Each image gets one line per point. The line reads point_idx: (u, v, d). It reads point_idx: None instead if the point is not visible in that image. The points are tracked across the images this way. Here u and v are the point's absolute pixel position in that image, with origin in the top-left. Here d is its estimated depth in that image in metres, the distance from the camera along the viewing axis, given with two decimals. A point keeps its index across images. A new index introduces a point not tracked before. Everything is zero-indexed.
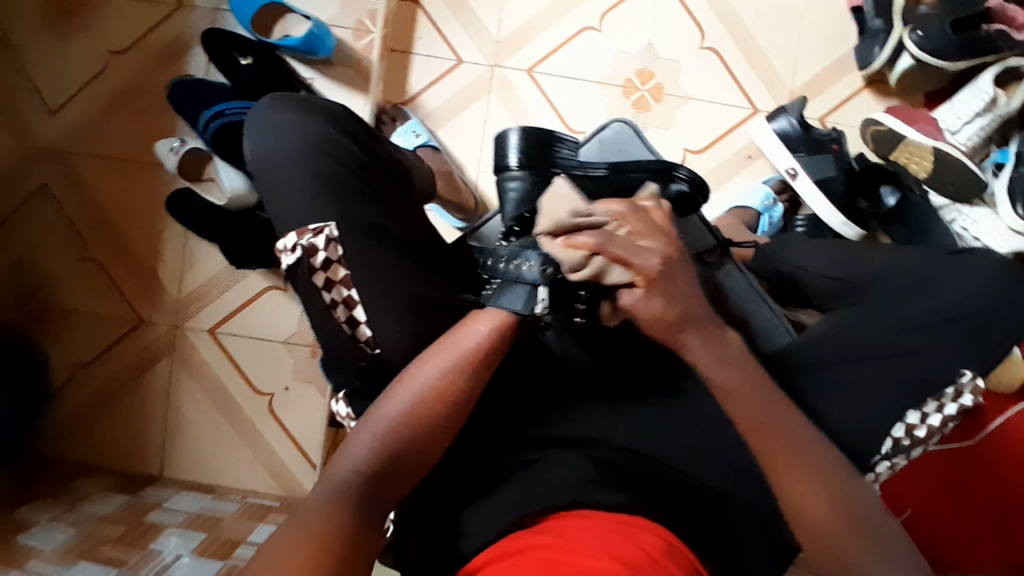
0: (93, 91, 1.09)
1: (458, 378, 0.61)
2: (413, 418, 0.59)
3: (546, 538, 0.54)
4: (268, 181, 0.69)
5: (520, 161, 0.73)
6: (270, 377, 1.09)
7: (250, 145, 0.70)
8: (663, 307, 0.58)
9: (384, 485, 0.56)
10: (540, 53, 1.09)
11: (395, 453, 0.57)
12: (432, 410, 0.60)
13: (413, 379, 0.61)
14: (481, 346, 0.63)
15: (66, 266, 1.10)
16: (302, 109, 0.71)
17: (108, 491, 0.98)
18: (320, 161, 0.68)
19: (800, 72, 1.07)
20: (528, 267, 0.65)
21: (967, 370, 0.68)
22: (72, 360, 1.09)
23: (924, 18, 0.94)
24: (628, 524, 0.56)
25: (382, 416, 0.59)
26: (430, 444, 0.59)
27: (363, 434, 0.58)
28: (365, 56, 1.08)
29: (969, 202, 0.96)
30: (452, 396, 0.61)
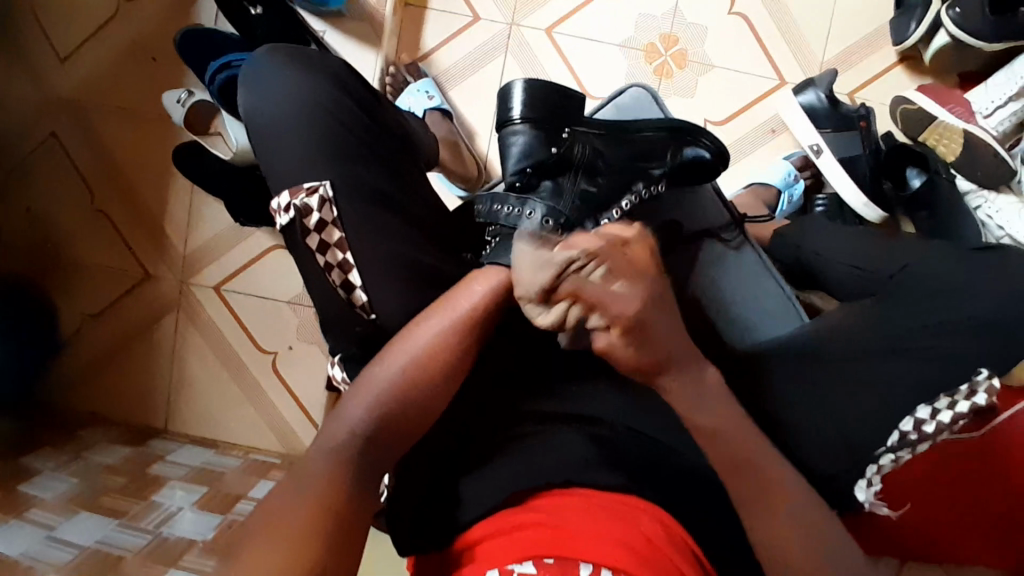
0: (100, 37, 1.07)
1: (453, 342, 0.61)
2: (407, 383, 0.58)
3: (542, 517, 0.54)
4: (262, 139, 0.67)
5: (523, 114, 0.69)
6: (274, 336, 1.09)
7: (244, 100, 0.68)
8: (638, 354, 0.53)
9: (377, 450, 0.56)
10: (560, 13, 1.05)
11: (390, 421, 0.57)
12: (427, 377, 0.59)
13: (407, 346, 0.60)
14: (479, 310, 0.62)
15: (74, 216, 1.09)
16: (298, 64, 0.69)
17: (113, 441, 0.99)
18: (320, 123, 0.67)
19: (833, 43, 1.01)
20: (529, 218, 0.67)
21: (983, 369, 0.66)
22: (80, 311, 1.10)
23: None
24: (631, 507, 0.55)
25: (376, 383, 0.58)
26: (423, 409, 0.59)
27: (356, 401, 0.57)
28: (379, 11, 1.05)
29: (995, 188, 0.91)
30: (447, 365, 0.60)
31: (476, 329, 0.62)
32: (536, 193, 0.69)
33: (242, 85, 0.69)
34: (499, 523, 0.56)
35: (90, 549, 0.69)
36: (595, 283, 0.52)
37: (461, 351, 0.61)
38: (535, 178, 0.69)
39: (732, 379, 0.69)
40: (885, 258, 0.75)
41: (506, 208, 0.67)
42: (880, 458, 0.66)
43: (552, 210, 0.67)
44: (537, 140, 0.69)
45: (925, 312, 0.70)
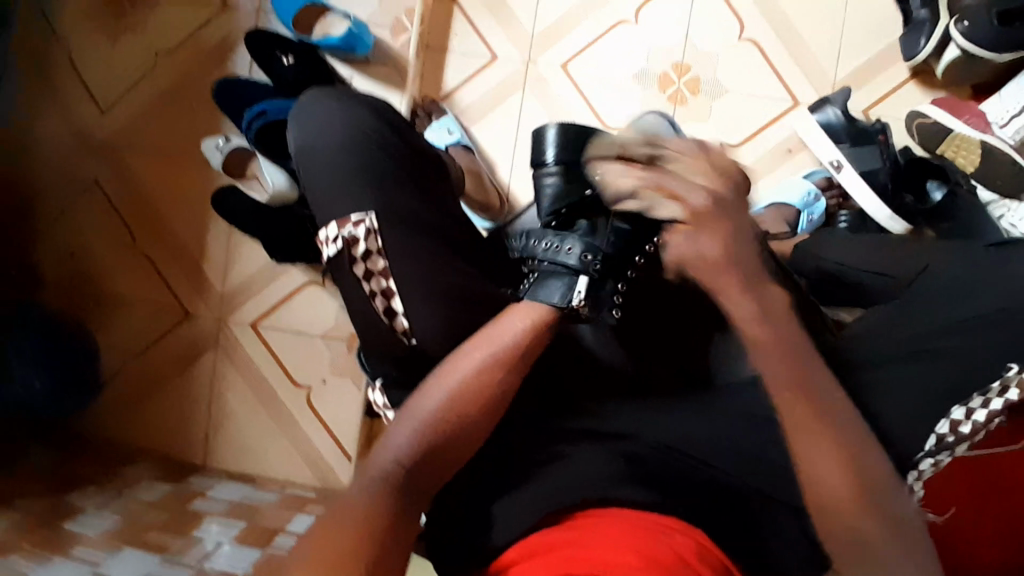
0: (142, 91, 1.13)
1: (493, 375, 0.62)
2: (448, 412, 0.60)
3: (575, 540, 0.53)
4: (308, 170, 0.71)
5: (557, 156, 0.69)
6: (307, 371, 1.11)
7: (295, 135, 0.73)
8: (712, 248, 0.60)
9: (422, 471, 0.58)
10: (574, 48, 1.09)
11: (433, 446, 0.59)
12: (467, 404, 0.60)
13: (447, 374, 0.62)
14: (518, 342, 0.63)
15: (117, 259, 1.14)
16: (348, 103, 0.74)
17: (154, 478, 1.01)
18: (368, 146, 0.70)
19: (843, 63, 1.04)
20: (566, 252, 0.67)
21: (1013, 364, 0.65)
22: (122, 351, 1.13)
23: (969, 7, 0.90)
24: (665, 527, 0.56)
25: (418, 411, 0.60)
26: (466, 437, 0.60)
27: (400, 427, 0.59)
28: (402, 55, 1.10)
29: (1016, 196, 0.91)
30: (487, 391, 0.61)
31: (510, 358, 0.63)
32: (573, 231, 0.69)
33: (294, 123, 0.74)
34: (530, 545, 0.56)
35: None
36: (675, 169, 0.62)
37: (501, 377, 0.62)
38: (569, 219, 0.69)
39: None
40: (899, 269, 0.77)
41: (544, 243, 0.68)
42: (918, 464, 0.65)
43: (592, 246, 0.67)
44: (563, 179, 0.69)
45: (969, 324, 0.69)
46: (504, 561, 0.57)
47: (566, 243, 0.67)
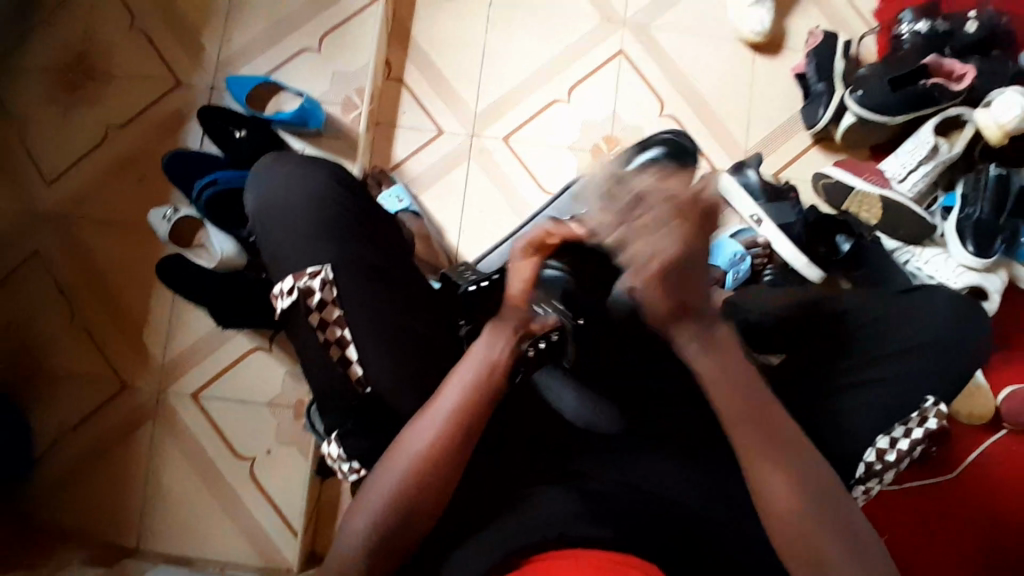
0: (90, 163, 1.14)
1: (446, 442, 0.59)
2: (402, 493, 0.58)
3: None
4: (269, 239, 0.73)
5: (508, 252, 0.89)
6: (252, 442, 1.08)
7: (252, 203, 0.75)
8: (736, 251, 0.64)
9: (383, 560, 0.58)
10: (514, 124, 1.18)
11: (394, 524, 0.58)
12: (421, 485, 0.58)
13: (399, 446, 0.59)
14: (467, 402, 0.60)
15: (55, 329, 1.10)
16: (300, 165, 0.76)
17: (83, 561, 0.93)
18: (330, 209, 0.72)
19: (753, 133, 1.17)
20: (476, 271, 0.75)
21: (931, 397, 0.72)
22: (54, 428, 1.07)
23: (862, 80, 1.07)
24: (617, 562, 0.55)
25: (377, 490, 0.58)
26: (424, 515, 0.59)
27: (361, 509, 0.58)
28: (352, 128, 1.16)
29: (919, 243, 1.05)
30: (441, 456, 0.59)
31: (456, 420, 0.59)
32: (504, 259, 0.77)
33: (249, 192, 0.76)
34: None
35: None
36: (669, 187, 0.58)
37: (453, 440, 0.59)
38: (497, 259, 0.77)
39: (693, 423, 0.71)
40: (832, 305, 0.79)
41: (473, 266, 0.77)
42: (852, 489, 0.72)
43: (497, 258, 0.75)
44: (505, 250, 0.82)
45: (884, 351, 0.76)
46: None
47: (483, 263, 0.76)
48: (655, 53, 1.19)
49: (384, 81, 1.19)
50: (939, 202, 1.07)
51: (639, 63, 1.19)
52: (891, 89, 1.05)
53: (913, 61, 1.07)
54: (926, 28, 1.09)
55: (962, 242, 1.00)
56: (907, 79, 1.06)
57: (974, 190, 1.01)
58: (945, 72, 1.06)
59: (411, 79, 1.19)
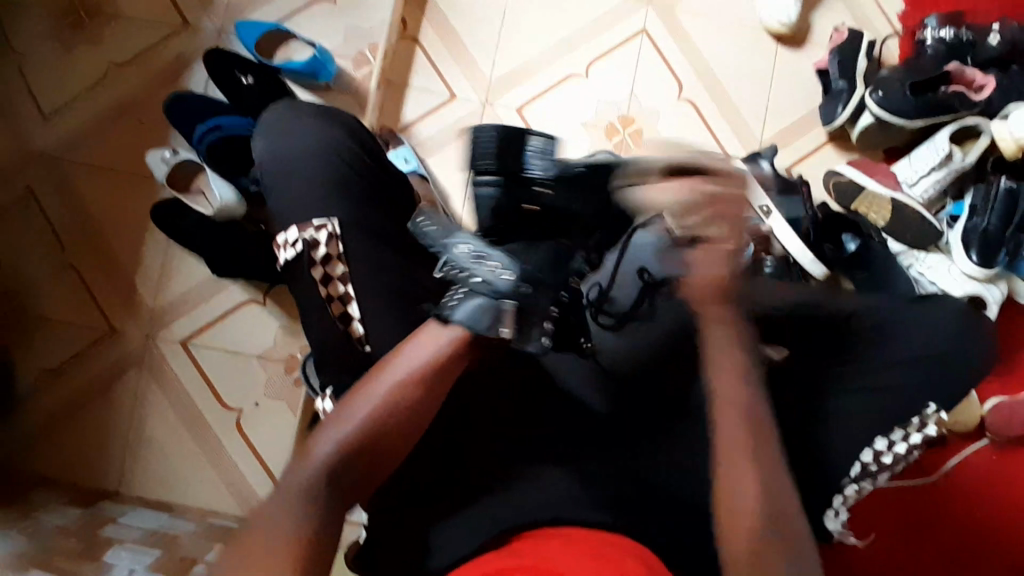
0: (89, 99, 1.10)
1: (412, 393, 0.60)
2: (362, 435, 0.58)
3: (520, 560, 0.53)
4: (279, 189, 0.72)
5: (494, 168, 0.77)
6: (240, 394, 1.07)
7: (262, 152, 0.74)
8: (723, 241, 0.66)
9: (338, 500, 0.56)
10: (529, 95, 1.16)
11: (353, 462, 0.58)
12: (382, 431, 0.59)
13: (370, 391, 0.60)
14: (437, 356, 0.61)
15: (43, 268, 1.08)
16: (315, 121, 0.76)
17: (63, 503, 0.93)
18: (335, 159, 0.73)
19: (769, 125, 1.15)
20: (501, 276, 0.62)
21: (932, 403, 0.73)
22: (40, 367, 1.06)
23: (884, 81, 1.05)
24: (609, 542, 0.58)
25: (333, 434, 0.58)
26: (381, 462, 0.60)
27: (329, 432, 0.58)
28: (364, 85, 1.14)
29: (924, 248, 1.04)
30: (416, 408, 0.61)
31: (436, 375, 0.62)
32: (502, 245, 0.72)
33: (260, 140, 0.76)
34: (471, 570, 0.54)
35: None
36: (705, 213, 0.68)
37: (427, 393, 0.61)
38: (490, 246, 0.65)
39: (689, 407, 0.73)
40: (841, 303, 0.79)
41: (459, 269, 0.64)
42: (844, 489, 0.72)
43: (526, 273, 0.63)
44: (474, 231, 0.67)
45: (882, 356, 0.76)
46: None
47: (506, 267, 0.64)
48: (676, 35, 1.17)
49: (399, 39, 1.16)
50: (947, 209, 1.08)
51: (659, 44, 1.17)
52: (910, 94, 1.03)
53: (934, 67, 1.06)
54: (950, 36, 1.07)
55: (966, 252, 1.01)
56: (929, 83, 1.04)
57: (983, 202, 1.00)
58: (965, 80, 1.05)
59: (427, 40, 1.16)
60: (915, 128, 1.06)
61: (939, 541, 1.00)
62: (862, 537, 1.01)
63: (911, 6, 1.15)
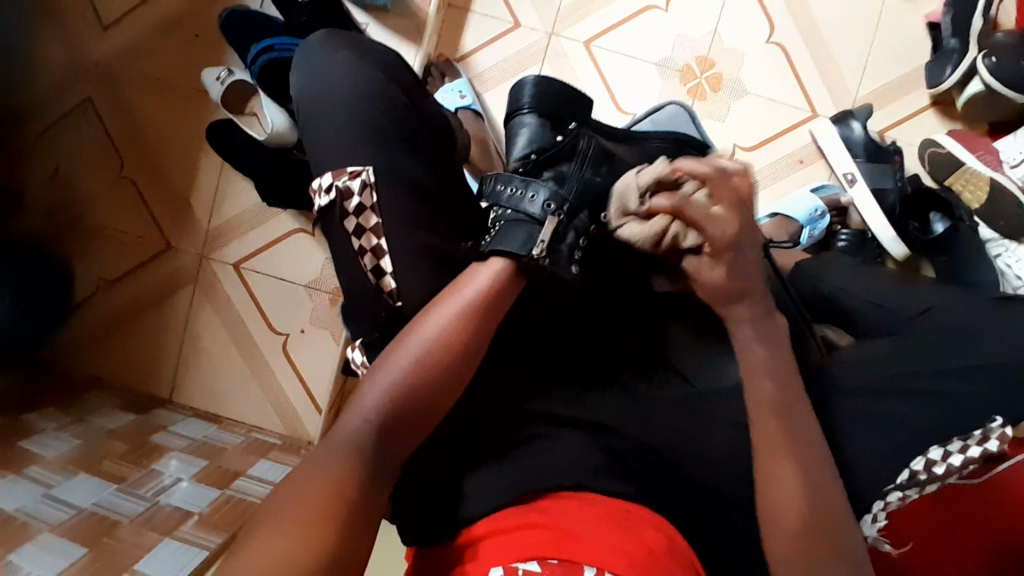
0: (148, 10, 1.08)
1: (461, 325, 0.60)
2: (416, 375, 0.57)
3: (544, 518, 0.56)
4: (317, 128, 0.69)
5: (532, 102, 0.72)
6: (286, 320, 1.09)
7: (300, 88, 0.70)
8: (725, 278, 0.61)
9: (391, 442, 0.56)
10: (598, 27, 1.06)
11: (407, 408, 0.57)
12: (434, 368, 0.58)
13: (419, 333, 0.60)
14: (483, 292, 0.62)
15: (104, 180, 1.10)
16: (355, 54, 0.71)
17: (120, 407, 1.00)
18: (374, 101, 0.68)
19: (868, 80, 1.02)
20: (531, 199, 0.66)
21: (999, 417, 0.66)
22: (100, 276, 1.11)
23: (1000, 44, 0.90)
24: (627, 511, 0.58)
25: (388, 375, 0.57)
26: (440, 402, 0.58)
27: (367, 390, 0.57)
28: (422, 7, 1.07)
29: (1016, 239, 0.89)
30: (456, 353, 0.59)
31: (471, 318, 0.61)
32: (540, 179, 0.69)
33: (298, 73, 0.71)
34: (505, 521, 0.57)
35: (87, 511, 0.72)
36: (694, 205, 0.60)
37: (472, 326, 0.60)
38: (540, 166, 0.70)
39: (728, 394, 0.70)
40: None
41: (509, 188, 0.67)
42: (887, 495, 0.66)
43: (556, 194, 0.66)
44: (544, 129, 0.72)
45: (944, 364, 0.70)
46: (473, 534, 0.58)
47: (530, 189, 0.66)
48: None
49: None
50: None
51: None
52: None
53: None
54: None
55: None
56: None
57: None
58: None
59: None
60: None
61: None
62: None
63: None
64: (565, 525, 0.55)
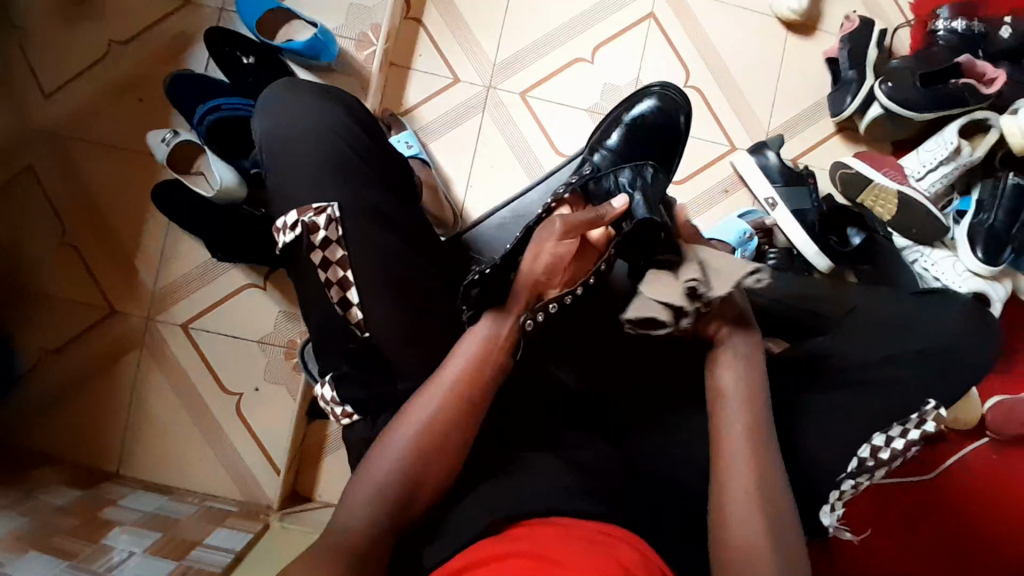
0: (88, 78, 1.09)
1: (449, 411, 0.60)
2: (404, 471, 0.58)
3: (521, 546, 0.51)
4: (280, 168, 0.71)
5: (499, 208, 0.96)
6: (240, 378, 1.07)
7: (265, 131, 0.73)
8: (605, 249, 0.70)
9: (390, 527, 0.57)
10: (534, 79, 1.14)
11: (395, 499, 0.57)
12: (421, 457, 0.59)
13: (406, 418, 0.61)
14: (465, 373, 0.62)
15: (42, 248, 1.07)
16: (316, 100, 0.74)
17: (63, 484, 0.94)
18: (334, 143, 0.72)
19: (776, 115, 1.14)
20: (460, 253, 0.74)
21: (931, 400, 0.71)
22: (40, 347, 1.06)
23: (895, 72, 1.03)
24: (607, 535, 0.54)
25: (376, 469, 0.59)
26: (427, 491, 0.59)
27: (357, 489, 0.58)
28: (366, 67, 1.12)
29: (930, 244, 1.03)
30: (444, 438, 0.60)
31: (476, 380, 0.62)
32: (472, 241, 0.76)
33: (260, 121, 0.74)
34: (475, 553, 0.52)
35: None
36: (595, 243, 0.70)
37: (460, 412, 0.61)
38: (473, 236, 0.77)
39: (691, 399, 0.73)
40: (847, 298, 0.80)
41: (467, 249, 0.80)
42: (841, 484, 0.69)
43: None
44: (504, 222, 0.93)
45: (885, 354, 0.74)
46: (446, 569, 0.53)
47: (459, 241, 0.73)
48: (685, 21, 1.15)
49: (403, 21, 1.14)
50: (953, 205, 1.06)
51: (668, 29, 1.14)
52: (921, 87, 1.02)
53: (945, 58, 1.05)
54: (962, 27, 1.06)
55: (972, 248, 0.99)
56: (939, 75, 1.03)
57: (990, 198, 0.99)
58: (977, 73, 1.02)
59: (432, 21, 1.14)
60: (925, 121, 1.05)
61: (925, 521, 0.99)
62: (857, 532, 1.00)
63: None
64: (535, 551, 0.50)
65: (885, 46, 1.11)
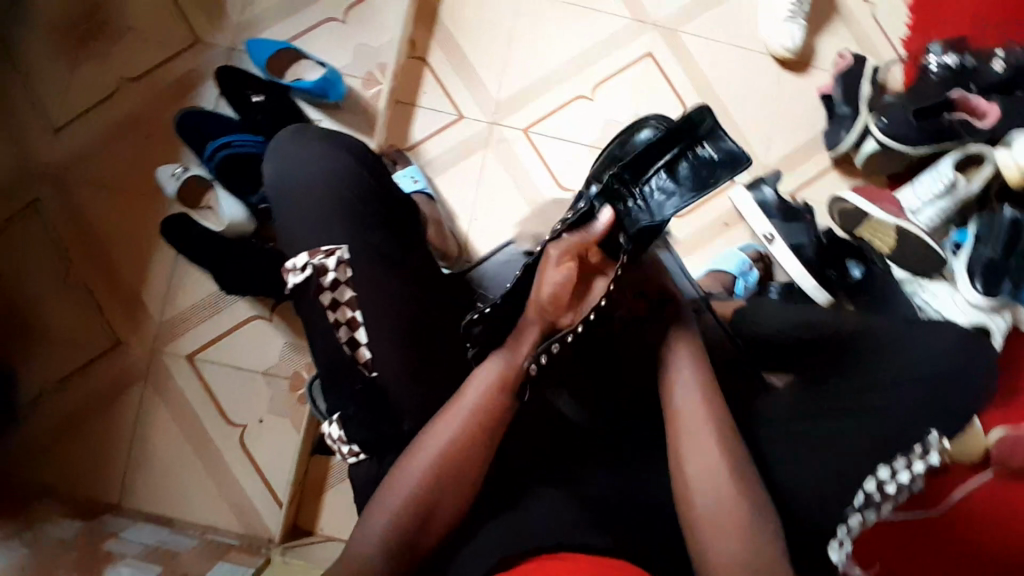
0: (100, 116, 1.12)
1: (466, 443, 0.61)
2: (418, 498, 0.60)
3: None
4: (289, 207, 0.73)
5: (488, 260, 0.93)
6: (243, 410, 1.07)
7: (272, 172, 0.75)
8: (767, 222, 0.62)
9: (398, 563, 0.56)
10: (536, 115, 1.17)
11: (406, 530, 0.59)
12: (439, 487, 0.60)
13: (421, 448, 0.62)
14: (483, 407, 0.63)
15: (50, 280, 1.09)
16: (325, 142, 0.76)
17: (64, 516, 0.93)
18: (343, 182, 0.74)
19: (773, 150, 1.16)
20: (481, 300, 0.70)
21: (934, 429, 0.70)
22: (45, 379, 1.07)
23: (888, 108, 1.06)
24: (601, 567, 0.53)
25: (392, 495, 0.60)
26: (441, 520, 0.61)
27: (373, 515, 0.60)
28: (373, 104, 1.15)
29: (928, 276, 1.04)
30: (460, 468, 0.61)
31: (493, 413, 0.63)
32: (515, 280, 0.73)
33: (269, 164, 0.76)
34: None
35: None
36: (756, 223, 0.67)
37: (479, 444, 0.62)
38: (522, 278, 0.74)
39: None
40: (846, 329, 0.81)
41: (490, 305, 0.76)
42: (848, 518, 0.69)
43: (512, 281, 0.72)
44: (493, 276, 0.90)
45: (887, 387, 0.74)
46: None
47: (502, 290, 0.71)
48: (682, 59, 1.18)
49: (408, 60, 1.18)
50: (952, 236, 1.07)
51: (665, 67, 1.18)
52: (914, 120, 1.04)
53: (939, 93, 1.08)
54: (954, 63, 1.07)
55: (971, 280, 1.00)
56: (933, 109, 1.05)
57: (987, 232, 1.01)
58: (969, 107, 1.05)
59: (436, 60, 1.18)
60: (920, 155, 1.07)
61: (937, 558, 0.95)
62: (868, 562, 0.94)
63: (915, 33, 1.16)
64: None
65: (878, 82, 1.14)
